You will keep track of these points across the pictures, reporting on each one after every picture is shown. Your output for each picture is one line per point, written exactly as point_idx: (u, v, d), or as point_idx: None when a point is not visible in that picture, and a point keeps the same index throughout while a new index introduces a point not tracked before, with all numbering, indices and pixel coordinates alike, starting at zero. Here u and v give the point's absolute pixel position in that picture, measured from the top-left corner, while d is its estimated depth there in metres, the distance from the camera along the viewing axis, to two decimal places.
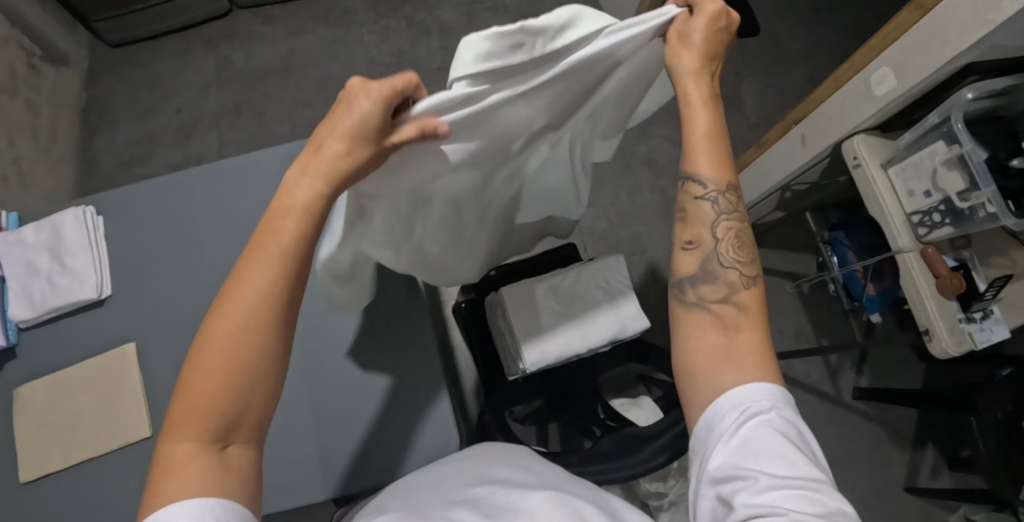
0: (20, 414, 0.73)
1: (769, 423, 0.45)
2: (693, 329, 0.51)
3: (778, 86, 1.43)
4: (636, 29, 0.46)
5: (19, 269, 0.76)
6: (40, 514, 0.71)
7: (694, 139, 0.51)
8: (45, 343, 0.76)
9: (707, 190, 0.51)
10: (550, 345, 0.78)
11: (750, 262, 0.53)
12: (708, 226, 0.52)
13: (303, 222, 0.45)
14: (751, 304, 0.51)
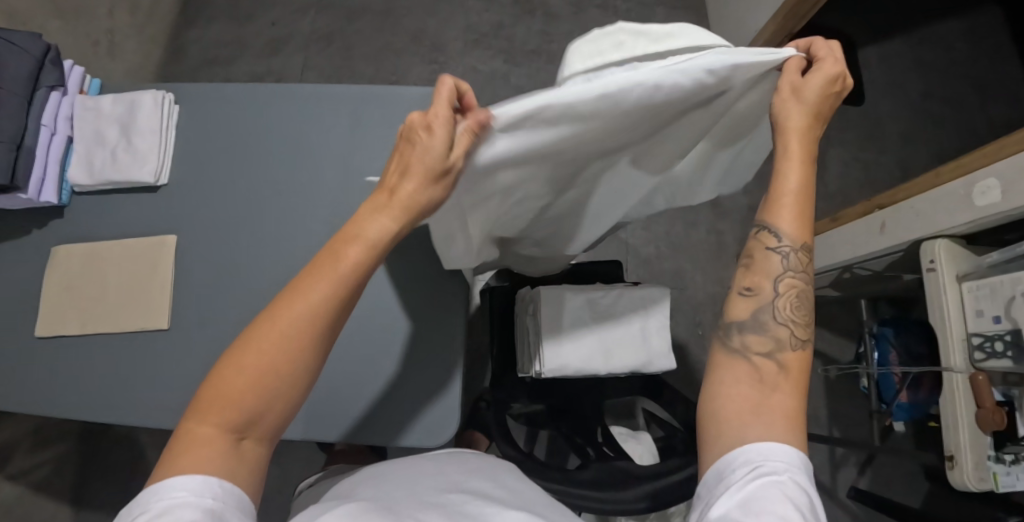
0: (54, 270, 0.75)
1: (776, 484, 0.43)
2: (730, 376, 0.49)
3: (867, 163, 1.37)
4: (748, 57, 0.45)
5: (87, 134, 0.77)
6: (46, 368, 0.73)
7: (783, 194, 0.49)
8: (95, 212, 0.77)
9: (781, 243, 0.49)
10: (568, 356, 0.76)
11: (805, 324, 0.50)
12: (772, 277, 0.50)
13: (371, 255, 0.46)
14: (796, 368, 0.49)
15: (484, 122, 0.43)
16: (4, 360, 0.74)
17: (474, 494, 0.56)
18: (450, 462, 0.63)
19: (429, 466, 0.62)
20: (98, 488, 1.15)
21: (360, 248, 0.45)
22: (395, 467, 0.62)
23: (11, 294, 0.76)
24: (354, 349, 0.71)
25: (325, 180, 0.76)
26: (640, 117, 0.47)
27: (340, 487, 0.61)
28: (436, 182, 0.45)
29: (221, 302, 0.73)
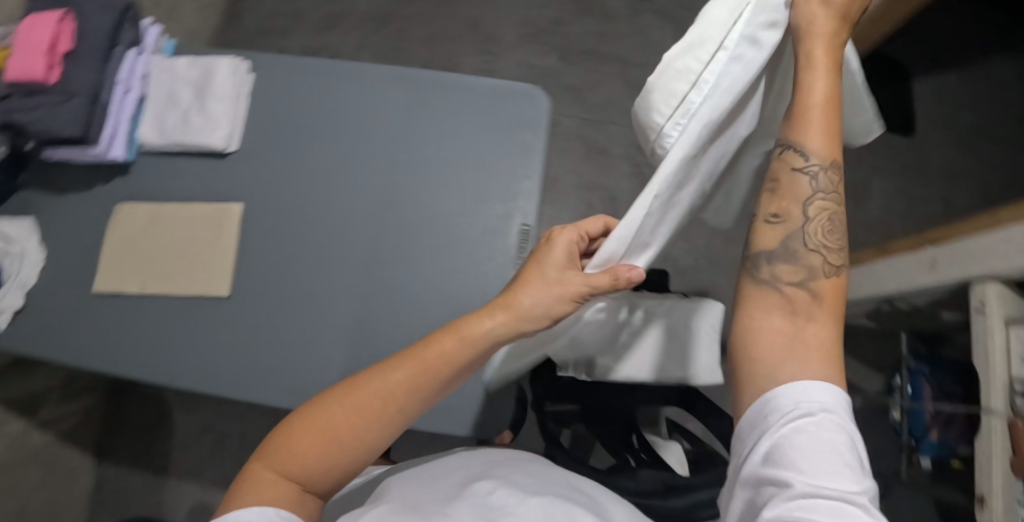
0: (116, 227, 0.76)
1: (814, 427, 0.42)
2: (760, 309, 0.47)
3: (910, 195, 1.36)
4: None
5: (161, 94, 0.77)
6: (103, 324, 0.74)
7: (809, 110, 0.46)
8: (160, 172, 0.77)
9: (808, 162, 0.46)
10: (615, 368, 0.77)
11: (838, 248, 0.47)
12: (801, 200, 0.47)
13: (474, 357, 0.53)
14: (829, 294, 0.47)
15: (624, 269, 0.48)
16: (64, 312, 0.75)
17: (497, 482, 0.56)
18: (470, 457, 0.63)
19: (451, 464, 0.62)
20: (123, 444, 1.18)
21: (456, 340, 0.53)
22: (421, 466, 0.64)
23: (74, 247, 0.77)
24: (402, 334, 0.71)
25: (387, 162, 0.76)
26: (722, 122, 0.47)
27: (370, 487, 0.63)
28: (548, 284, 0.53)
29: (279, 274, 0.74)
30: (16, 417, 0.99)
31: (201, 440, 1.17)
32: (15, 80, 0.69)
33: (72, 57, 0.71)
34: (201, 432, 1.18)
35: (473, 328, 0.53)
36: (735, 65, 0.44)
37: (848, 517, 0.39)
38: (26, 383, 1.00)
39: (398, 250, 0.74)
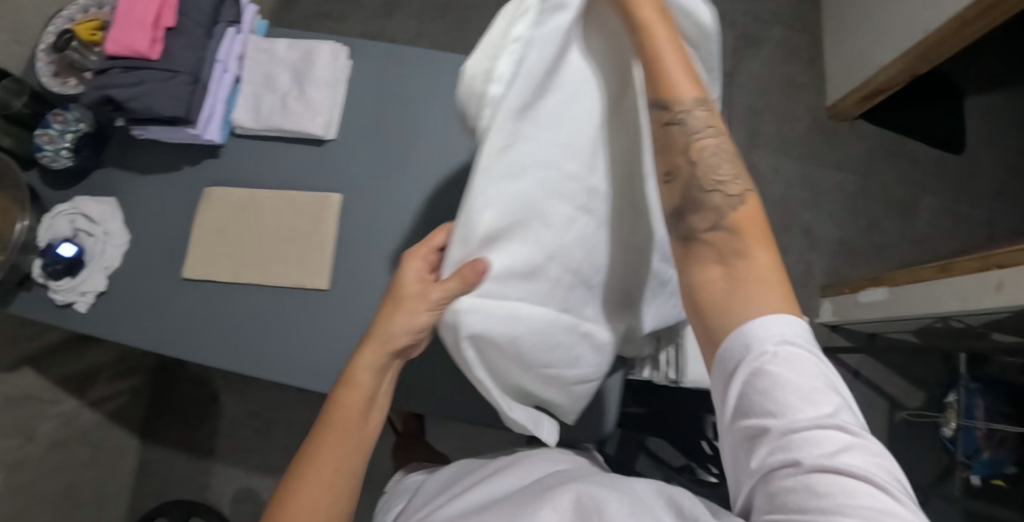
0: (206, 212, 0.74)
1: (774, 362, 0.40)
2: (695, 267, 0.45)
3: (957, 214, 1.35)
4: None
5: (257, 77, 0.75)
6: (187, 311, 0.72)
7: (665, 60, 0.45)
8: (252, 157, 0.76)
9: (677, 109, 0.45)
10: None
11: (738, 180, 0.46)
12: (684, 149, 0.45)
13: (377, 380, 0.53)
14: (749, 226, 0.44)
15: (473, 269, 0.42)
16: (149, 295, 0.73)
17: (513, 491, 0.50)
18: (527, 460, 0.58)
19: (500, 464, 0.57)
20: (167, 424, 1.19)
21: (358, 386, 0.52)
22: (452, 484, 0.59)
23: (159, 230, 0.75)
24: None
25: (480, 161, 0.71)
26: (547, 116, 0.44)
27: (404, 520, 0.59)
28: (412, 314, 0.50)
29: (359, 270, 0.70)
30: (67, 395, 1.00)
31: (247, 425, 1.17)
32: (115, 53, 0.67)
33: (175, 33, 0.68)
34: (247, 417, 1.17)
35: (363, 374, 0.52)
36: (538, 53, 0.41)
37: (829, 444, 0.37)
38: (76, 360, 1.01)
39: None
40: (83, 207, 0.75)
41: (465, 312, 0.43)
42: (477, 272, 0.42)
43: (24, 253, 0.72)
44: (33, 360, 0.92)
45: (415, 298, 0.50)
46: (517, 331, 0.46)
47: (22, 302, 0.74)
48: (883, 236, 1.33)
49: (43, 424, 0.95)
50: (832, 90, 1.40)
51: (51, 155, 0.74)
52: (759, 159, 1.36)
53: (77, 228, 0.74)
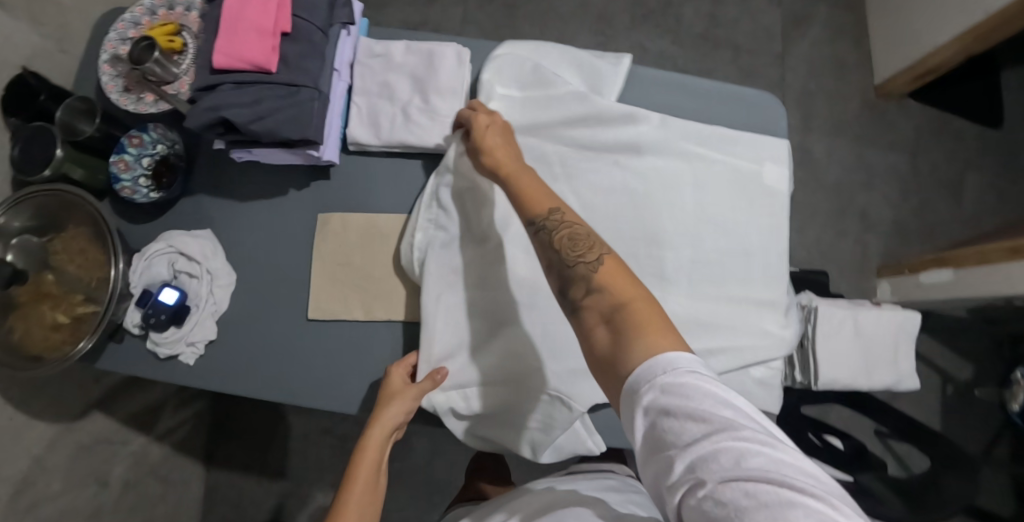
0: (327, 240, 0.66)
1: (665, 395, 0.39)
2: (588, 341, 0.46)
3: (1002, 190, 1.37)
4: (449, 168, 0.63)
5: (372, 86, 0.67)
6: (318, 353, 0.65)
7: (518, 192, 0.54)
8: (371, 177, 0.68)
9: (536, 221, 0.51)
10: (842, 376, 0.82)
11: (593, 245, 0.48)
12: (547, 245, 0.50)
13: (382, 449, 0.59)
14: (608, 273, 0.46)
15: (435, 373, 0.59)
16: (268, 338, 0.66)
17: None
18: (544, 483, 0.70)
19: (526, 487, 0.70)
20: (231, 448, 1.13)
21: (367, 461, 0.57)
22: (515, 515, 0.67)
23: (270, 264, 0.68)
24: None
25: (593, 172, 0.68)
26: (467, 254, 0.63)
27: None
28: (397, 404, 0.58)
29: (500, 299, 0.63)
30: (135, 433, 0.94)
31: (320, 443, 1.13)
32: (228, 66, 0.59)
33: (291, 38, 0.60)
34: (320, 435, 1.13)
35: (371, 445, 0.58)
36: (440, 217, 0.64)
37: (727, 456, 0.36)
38: (138, 396, 0.95)
39: None
40: (178, 243, 0.66)
41: (436, 398, 0.60)
42: (441, 375, 0.59)
43: (119, 303, 0.64)
44: (101, 404, 0.86)
45: (402, 388, 0.59)
46: (485, 398, 0.61)
47: (123, 353, 0.67)
48: (932, 215, 1.35)
49: (115, 467, 0.90)
50: (881, 69, 1.38)
51: (129, 186, 0.66)
52: (812, 142, 1.35)
53: (176, 270, 0.66)
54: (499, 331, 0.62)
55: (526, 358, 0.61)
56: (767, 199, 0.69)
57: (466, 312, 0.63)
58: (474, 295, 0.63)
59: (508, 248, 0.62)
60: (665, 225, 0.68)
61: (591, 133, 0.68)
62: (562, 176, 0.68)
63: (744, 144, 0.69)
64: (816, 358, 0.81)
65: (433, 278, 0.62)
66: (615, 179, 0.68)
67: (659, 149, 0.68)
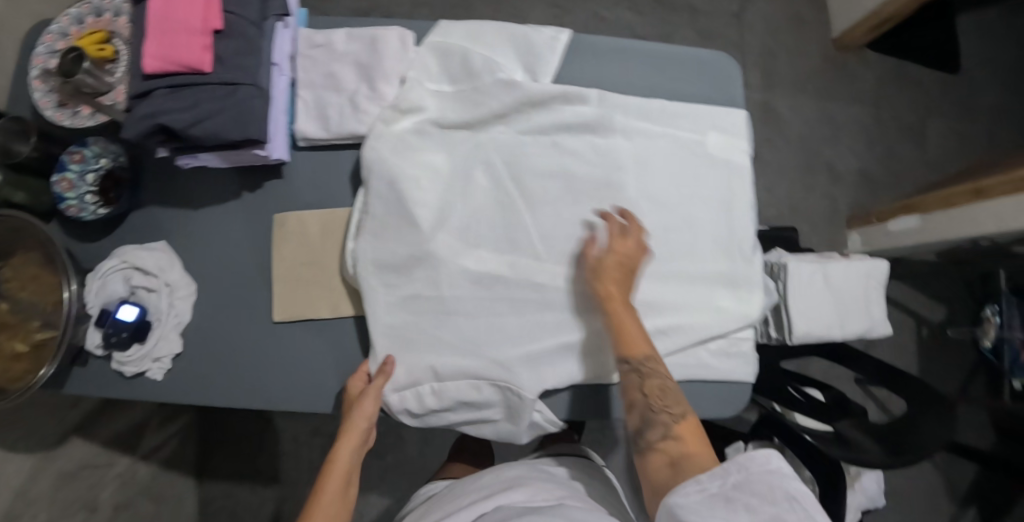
0: (283, 240, 0.65)
1: (735, 472, 0.47)
2: (649, 472, 0.53)
3: (961, 133, 1.40)
4: (381, 160, 0.63)
5: (317, 78, 0.65)
6: (286, 356, 0.65)
7: (614, 326, 0.58)
8: (323, 172, 0.67)
9: (632, 364, 0.56)
10: (817, 327, 0.82)
11: (679, 403, 0.54)
12: (638, 393, 0.56)
13: (353, 455, 0.61)
14: (688, 434, 0.52)
15: (388, 371, 0.62)
16: (235, 346, 0.65)
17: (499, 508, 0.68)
18: (494, 479, 0.76)
19: (480, 488, 0.76)
20: (220, 458, 1.12)
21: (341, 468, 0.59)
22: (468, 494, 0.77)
23: (229, 270, 0.66)
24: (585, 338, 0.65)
25: (538, 151, 0.68)
26: (406, 245, 0.63)
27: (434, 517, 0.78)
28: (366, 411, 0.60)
29: (467, 285, 0.64)
30: (120, 454, 0.93)
31: (309, 444, 1.12)
32: (160, 70, 0.57)
33: (224, 36, 0.58)
34: (309, 436, 1.13)
35: (342, 455, 0.60)
36: (375, 210, 0.63)
37: None
38: (120, 417, 0.93)
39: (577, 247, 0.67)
40: (132, 258, 0.64)
41: (391, 396, 0.63)
42: (389, 365, 0.62)
43: (77, 325, 0.62)
44: (80, 430, 0.85)
45: (360, 398, 0.61)
46: (438, 396, 0.63)
47: (89, 374, 0.65)
48: (896, 163, 1.37)
49: (103, 490, 0.89)
50: (839, 21, 1.38)
51: (75, 203, 0.64)
52: (775, 99, 1.35)
53: (132, 286, 0.64)
54: (446, 326, 0.64)
55: (469, 349, 0.64)
56: (712, 167, 0.71)
57: (413, 312, 0.64)
58: (420, 293, 0.64)
59: (444, 241, 0.64)
60: (607, 208, 0.68)
61: (531, 115, 0.67)
62: (500, 160, 0.67)
63: (689, 118, 0.71)
64: (789, 313, 0.82)
65: (374, 278, 0.62)
66: (557, 163, 0.68)
67: (598, 128, 0.69)
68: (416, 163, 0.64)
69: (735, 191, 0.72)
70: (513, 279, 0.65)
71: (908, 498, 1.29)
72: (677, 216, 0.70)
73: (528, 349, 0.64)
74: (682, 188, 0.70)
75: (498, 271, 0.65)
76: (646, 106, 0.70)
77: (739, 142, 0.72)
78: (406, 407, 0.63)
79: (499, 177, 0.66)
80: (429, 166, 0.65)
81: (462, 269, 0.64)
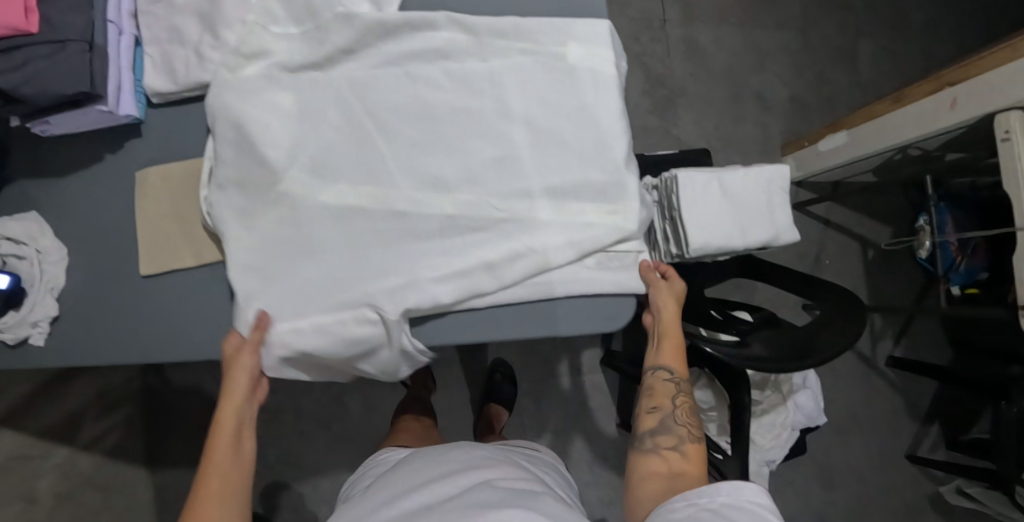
0: (141, 195, 0.66)
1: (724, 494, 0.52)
2: (647, 471, 0.62)
3: (892, 52, 1.38)
4: (226, 104, 0.64)
5: (161, 33, 0.66)
6: (158, 309, 0.66)
7: (670, 337, 0.69)
8: (179, 126, 0.68)
9: (672, 374, 0.68)
10: (713, 237, 0.78)
11: (698, 427, 0.65)
12: (669, 396, 0.67)
13: (240, 412, 0.61)
14: (694, 454, 0.62)
15: (263, 322, 0.61)
16: (109, 305, 0.66)
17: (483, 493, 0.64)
18: (448, 458, 0.74)
19: (437, 465, 0.72)
20: (166, 444, 1.12)
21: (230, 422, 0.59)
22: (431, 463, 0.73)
23: (97, 231, 0.67)
24: (444, 258, 0.64)
25: (389, 79, 0.67)
26: (258, 185, 0.64)
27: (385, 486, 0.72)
28: (244, 361, 0.60)
29: (326, 221, 0.64)
30: (56, 445, 0.94)
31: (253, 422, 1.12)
32: None
33: None
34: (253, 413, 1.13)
35: (227, 413, 0.60)
36: (226, 155, 0.64)
37: None
38: (53, 408, 0.94)
39: (439, 171, 0.67)
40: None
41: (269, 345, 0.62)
42: (265, 319, 0.61)
43: None
44: (5, 421, 0.86)
45: (235, 354, 0.60)
46: (302, 334, 0.61)
47: None
48: (828, 88, 1.36)
49: (40, 481, 0.90)
50: None
51: None
52: (698, 33, 1.32)
53: (2, 255, 0.64)
54: (308, 264, 0.63)
55: (332, 283, 0.63)
56: (574, 79, 0.69)
57: (274, 253, 0.63)
58: (278, 233, 0.64)
59: (294, 177, 0.64)
60: (465, 133, 0.67)
61: (379, 47, 0.67)
62: (352, 97, 0.67)
63: (547, 32, 0.69)
64: (684, 224, 0.79)
65: (235, 224, 0.63)
66: (410, 93, 0.67)
67: (450, 53, 0.68)
68: (263, 106, 0.65)
69: (601, 102, 0.69)
70: (371, 210, 0.65)
71: (868, 421, 1.28)
72: (543, 133, 0.68)
73: (392, 278, 0.63)
74: (546, 105, 0.68)
75: (358, 205, 0.65)
76: (498, 25, 0.68)
77: (602, 51, 0.70)
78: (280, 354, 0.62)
79: (350, 112, 0.66)
80: (280, 107, 0.65)
81: (320, 205, 0.64)
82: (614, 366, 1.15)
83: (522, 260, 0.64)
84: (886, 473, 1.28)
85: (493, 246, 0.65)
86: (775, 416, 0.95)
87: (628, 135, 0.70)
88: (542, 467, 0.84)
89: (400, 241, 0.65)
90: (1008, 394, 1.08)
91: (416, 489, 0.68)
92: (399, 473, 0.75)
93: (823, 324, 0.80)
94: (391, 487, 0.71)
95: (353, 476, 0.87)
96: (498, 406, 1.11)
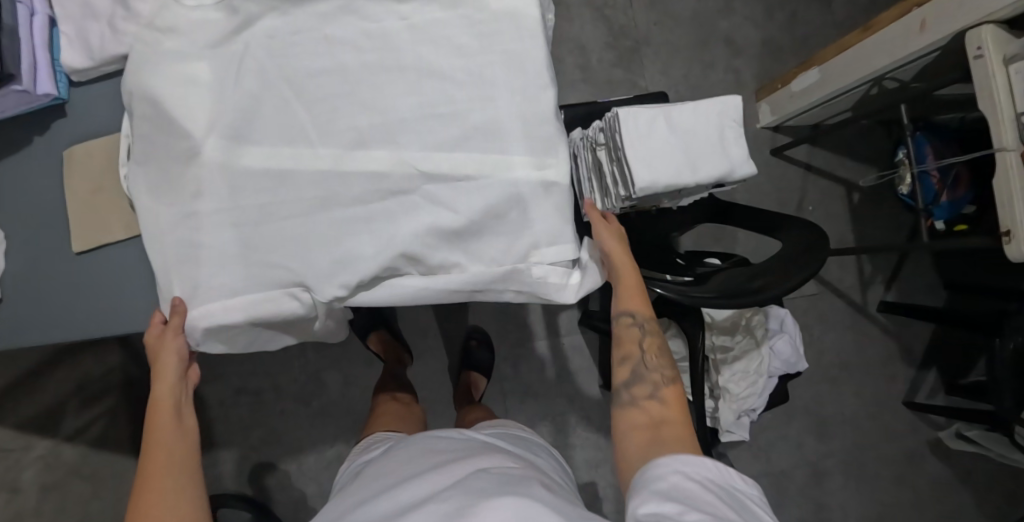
0: (70, 172, 0.67)
1: (686, 465, 0.52)
2: (627, 422, 0.63)
3: None
4: (131, 71, 0.63)
5: (73, 9, 0.65)
6: (94, 283, 0.67)
7: (626, 283, 0.69)
8: (104, 103, 0.69)
9: (636, 319, 0.68)
10: (661, 175, 0.75)
11: (670, 368, 0.66)
12: (637, 343, 0.68)
13: (177, 393, 0.63)
14: (672, 397, 0.63)
15: (177, 305, 0.61)
16: (46, 284, 0.67)
17: (472, 477, 0.56)
18: (432, 450, 0.65)
19: (419, 459, 0.64)
20: None
21: (167, 400, 0.62)
22: (411, 463, 0.63)
23: (32, 212, 0.68)
24: (364, 207, 0.63)
25: (304, 40, 0.64)
26: (171, 153, 0.63)
27: (354, 496, 0.61)
28: (173, 341, 0.61)
29: (248, 183, 0.63)
30: (37, 436, 1.01)
31: (237, 404, 1.14)
32: None
33: None
34: (235, 396, 1.14)
35: (163, 394, 0.62)
36: (140, 127, 0.63)
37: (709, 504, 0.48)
38: None
39: (361, 129, 0.64)
40: None
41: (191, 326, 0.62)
42: (179, 303, 0.61)
43: None
44: None
45: (162, 339, 0.61)
46: (230, 309, 0.61)
47: None
48: (802, 27, 1.32)
49: (23, 472, 0.99)
50: None
51: None
52: None
53: None
54: (235, 237, 0.62)
55: (259, 257, 0.62)
56: (495, 26, 0.66)
57: (193, 219, 0.62)
58: (206, 208, 0.62)
59: (205, 142, 0.62)
60: (386, 93, 0.64)
61: (297, 14, 0.64)
62: (269, 63, 0.63)
63: None
64: (629, 163, 0.75)
65: (147, 199, 0.63)
66: (327, 56, 0.64)
67: (363, 10, 0.65)
68: (175, 78, 0.62)
69: (524, 53, 0.66)
70: (291, 168, 0.63)
71: (860, 369, 1.26)
72: (466, 88, 0.65)
73: (320, 251, 0.62)
74: (469, 59, 0.65)
75: (282, 172, 0.63)
76: None
77: None
78: (232, 323, 0.62)
79: (267, 78, 0.63)
80: (187, 69, 0.62)
81: (243, 175, 0.63)
82: (592, 325, 1.13)
83: (457, 231, 0.62)
84: (883, 421, 1.25)
85: (418, 196, 0.63)
86: (751, 359, 0.92)
87: (555, 87, 0.66)
88: (534, 449, 0.76)
89: (320, 209, 0.63)
90: (1001, 330, 1.03)
91: (397, 485, 0.59)
92: (387, 468, 0.65)
93: (782, 259, 0.78)
94: (365, 491, 0.61)
95: (344, 468, 0.79)
96: (475, 374, 1.11)
